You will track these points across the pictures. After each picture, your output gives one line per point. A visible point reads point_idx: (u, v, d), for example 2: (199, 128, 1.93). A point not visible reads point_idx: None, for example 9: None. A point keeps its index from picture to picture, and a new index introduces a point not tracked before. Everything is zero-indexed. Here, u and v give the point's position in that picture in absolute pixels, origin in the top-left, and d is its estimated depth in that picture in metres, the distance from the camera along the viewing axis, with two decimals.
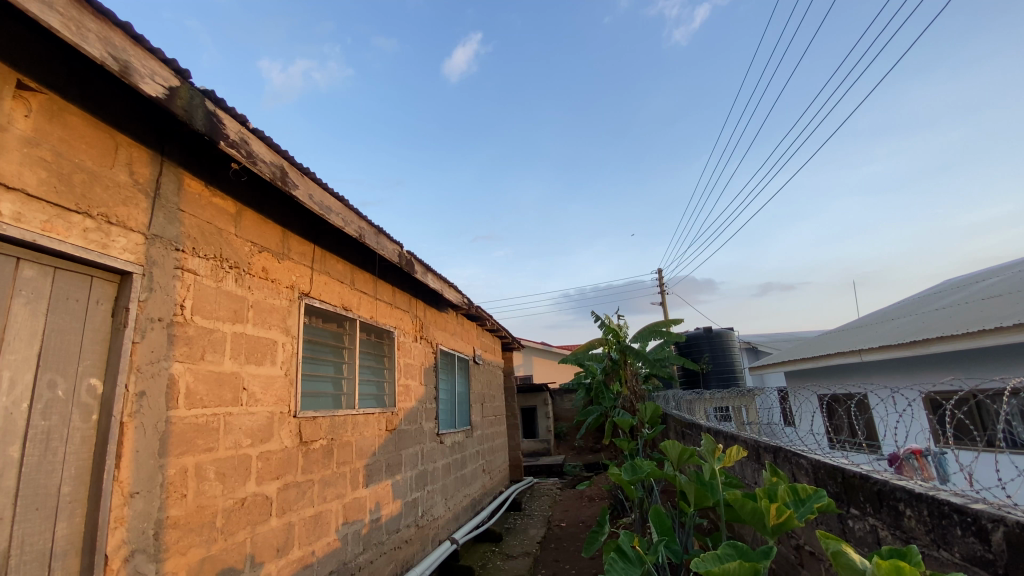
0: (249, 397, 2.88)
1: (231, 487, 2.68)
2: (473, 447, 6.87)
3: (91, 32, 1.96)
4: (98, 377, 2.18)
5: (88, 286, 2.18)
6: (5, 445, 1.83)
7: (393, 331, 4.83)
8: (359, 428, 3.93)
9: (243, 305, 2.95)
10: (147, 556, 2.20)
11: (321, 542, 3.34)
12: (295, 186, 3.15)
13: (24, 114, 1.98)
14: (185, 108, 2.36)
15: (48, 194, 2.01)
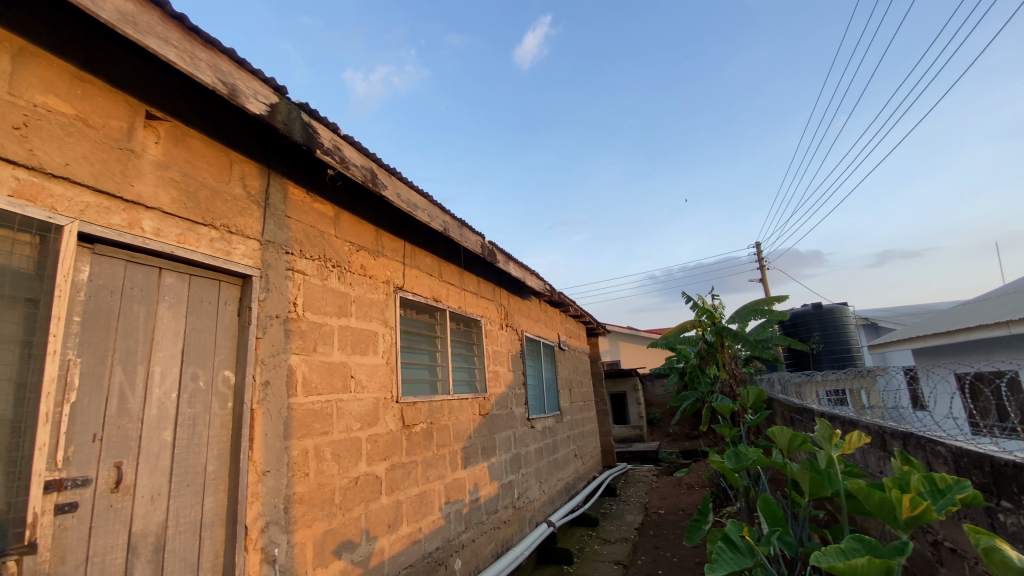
0: (357, 384, 3.11)
1: (346, 467, 2.92)
2: (564, 432, 6.90)
3: (202, 61, 2.19)
4: (231, 369, 2.46)
5: (217, 289, 2.46)
6: (160, 430, 2.13)
7: (481, 320, 4.96)
8: (455, 412, 4.10)
9: (346, 301, 3.18)
10: (279, 527, 2.47)
11: (427, 520, 3.55)
12: (384, 186, 3.33)
13: (155, 141, 2.26)
14: (285, 122, 2.57)
15: (179, 210, 2.29)
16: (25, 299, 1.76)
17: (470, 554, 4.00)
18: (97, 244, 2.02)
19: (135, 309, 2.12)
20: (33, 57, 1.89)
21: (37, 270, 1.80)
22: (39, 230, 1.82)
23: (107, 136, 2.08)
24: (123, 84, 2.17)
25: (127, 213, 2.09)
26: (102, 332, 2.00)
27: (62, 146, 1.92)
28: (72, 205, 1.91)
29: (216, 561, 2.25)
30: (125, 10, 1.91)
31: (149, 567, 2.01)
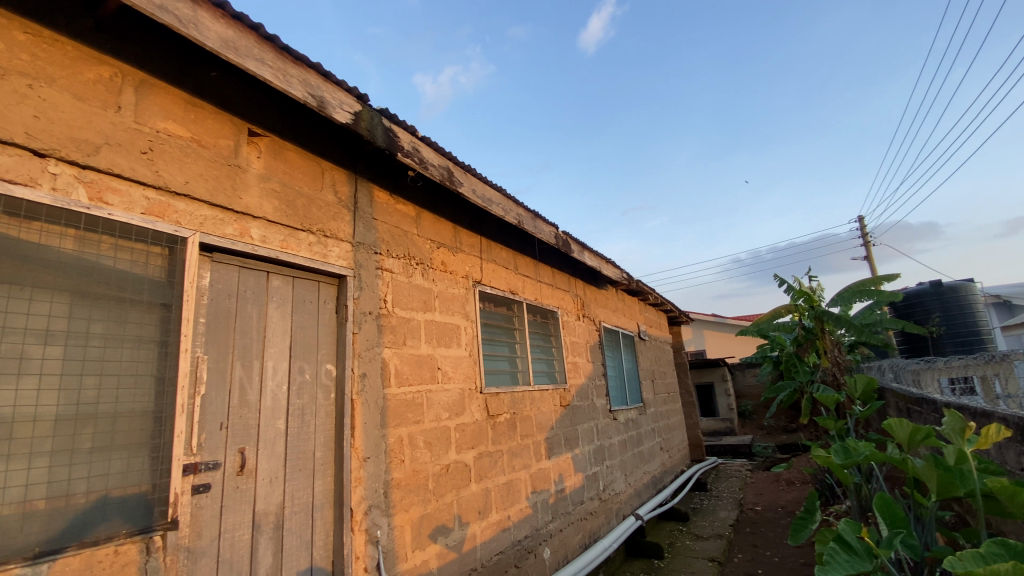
0: (444, 376, 3.23)
1: (437, 455, 3.04)
2: (649, 424, 6.72)
3: (293, 77, 2.36)
4: (332, 362, 2.65)
5: (317, 289, 2.66)
6: (274, 418, 2.34)
7: (557, 311, 4.95)
8: (536, 403, 4.13)
9: (430, 296, 3.30)
10: (381, 510, 2.62)
11: (515, 508, 3.62)
12: (461, 183, 3.41)
13: (257, 156, 2.47)
14: (368, 129, 2.71)
15: (281, 218, 2.49)
16: (160, 303, 1.99)
17: (558, 544, 4.02)
18: (215, 252, 2.24)
19: (249, 310, 2.34)
20: (153, 88, 2.12)
21: (168, 278, 2.03)
22: (168, 242, 2.05)
23: (217, 155, 2.30)
24: (227, 106, 2.39)
25: (237, 223, 2.30)
26: (223, 331, 2.23)
27: (182, 167, 2.15)
28: (193, 219, 2.14)
29: (327, 540, 2.45)
30: (227, 38, 2.10)
31: (271, 542, 2.23)
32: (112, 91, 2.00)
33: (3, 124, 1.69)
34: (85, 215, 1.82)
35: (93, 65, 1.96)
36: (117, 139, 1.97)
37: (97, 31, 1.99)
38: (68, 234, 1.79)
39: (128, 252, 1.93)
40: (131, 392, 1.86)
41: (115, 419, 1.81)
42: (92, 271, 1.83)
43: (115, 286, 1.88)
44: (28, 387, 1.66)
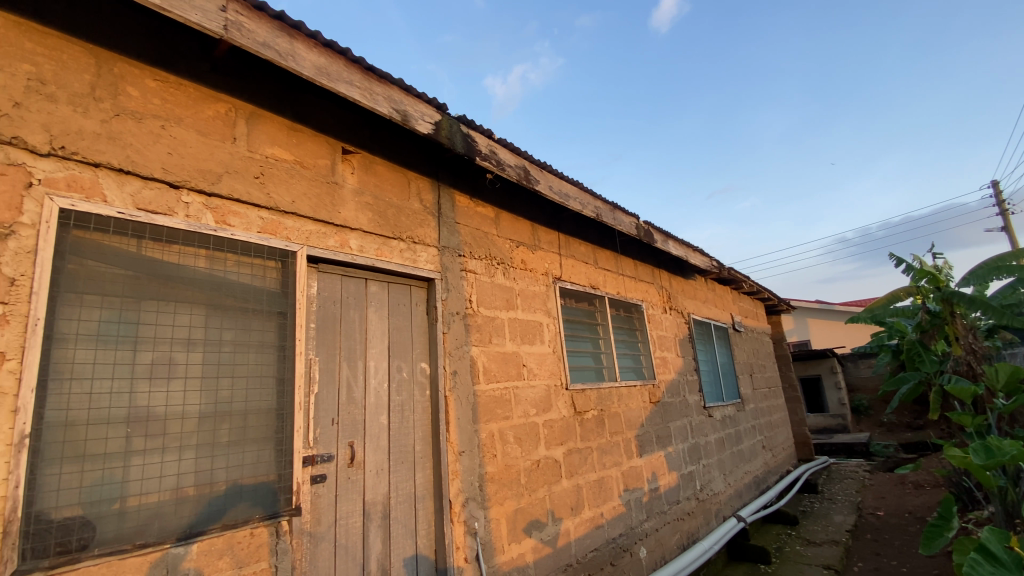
0: (529, 372, 3.27)
1: (528, 450, 3.09)
2: (748, 421, 6.33)
3: (379, 95, 2.51)
4: (425, 361, 2.79)
5: (409, 293, 2.81)
6: (378, 414, 2.51)
7: (642, 304, 4.81)
8: (624, 400, 4.06)
9: (513, 294, 3.36)
10: (477, 503, 2.72)
11: (608, 505, 3.58)
12: (538, 181, 3.43)
13: (351, 171, 2.66)
14: (448, 137, 2.83)
15: (374, 228, 2.67)
16: (277, 311, 2.21)
17: (655, 543, 3.92)
18: (320, 263, 2.45)
19: (352, 315, 2.53)
20: (261, 118, 2.36)
21: (282, 288, 2.25)
22: (281, 256, 2.27)
23: (318, 174, 2.51)
24: (323, 128, 2.59)
25: (337, 235, 2.50)
26: (331, 335, 2.43)
27: (288, 188, 2.36)
28: (301, 234, 2.35)
29: (429, 530, 2.58)
30: (321, 65, 2.28)
31: (380, 530, 2.39)
32: (228, 125, 2.24)
33: (145, 162, 1.95)
34: (213, 237, 2.07)
35: (211, 103, 2.21)
36: (234, 167, 2.21)
37: (212, 72, 2.24)
38: (201, 254, 2.04)
39: (248, 267, 2.16)
40: (258, 391, 2.09)
41: (246, 416, 2.04)
42: (221, 285, 2.07)
43: (240, 298, 2.11)
44: (177, 389, 1.91)
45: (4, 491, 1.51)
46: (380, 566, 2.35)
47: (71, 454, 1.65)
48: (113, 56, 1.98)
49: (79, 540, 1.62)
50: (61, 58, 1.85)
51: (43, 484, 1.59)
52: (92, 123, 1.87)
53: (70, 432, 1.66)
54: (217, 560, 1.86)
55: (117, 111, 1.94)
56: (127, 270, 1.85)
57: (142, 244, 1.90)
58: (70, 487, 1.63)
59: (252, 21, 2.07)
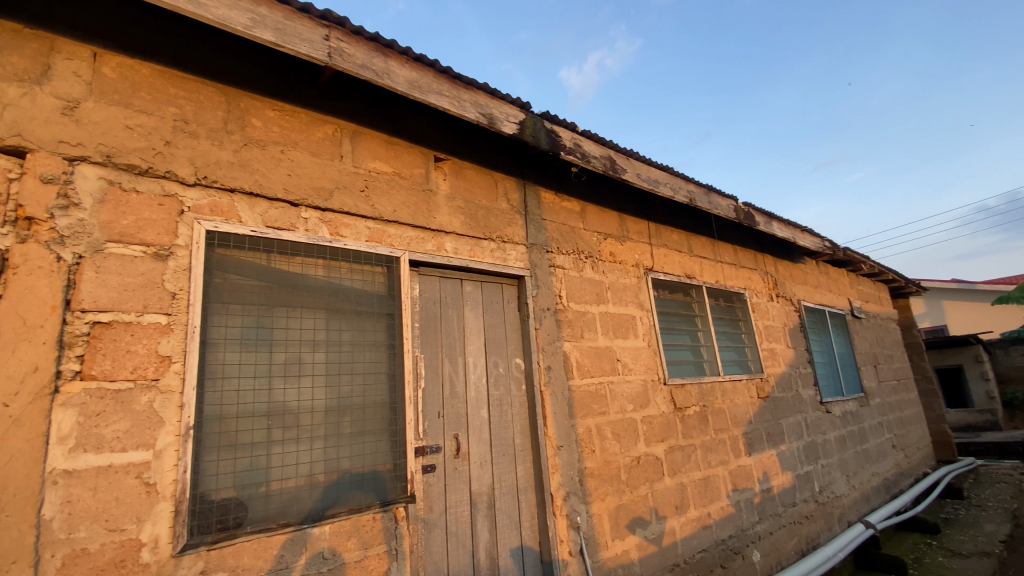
0: (624, 367, 3.22)
1: (627, 446, 3.04)
2: (872, 417, 5.70)
3: (466, 101, 2.60)
4: (520, 357, 2.84)
5: (501, 291, 2.88)
6: (479, 408, 2.61)
7: (744, 293, 4.51)
8: (729, 395, 3.84)
9: (603, 288, 3.31)
10: (578, 497, 2.73)
11: (716, 505, 3.42)
12: (625, 170, 3.35)
13: (443, 177, 2.78)
14: (533, 134, 2.86)
15: (466, 230, 2.77)
16: (386, 313, 2.38)
17: (769, 548, 3.68)
18: (420, 266, 2.59)
19: (450, 314, 2.64)
20: (363, 135, 2.54)
21: (389, 291, 2.42)
22: (386, 261, 2.43)
23: (414, 182, 2.65)
24: (416, 138, 2.73)
25: (434, 239, 2.63)
26: (433, 333, 2.56)
27: (389, 198, 2.52)
28: (402, 241, 2.51)
29: (532, 522, 2.63)
30: (413, 79, 2.41)
31: (487, 520, 2.49)
32: (335, 144, 2.44)
33: (270, 184, 2.19)
34: (328, 247, 2.27)
35: (320, 126, 2.42)
36: (343, 182, 2.40)
37: (319, 97, 2.45)
38: (319, 263, 2.25)
39: (359, 273, 2.35)
40: (373, 387, 2.27)
41: (364, 409, 2.23)
42: (338, 291, 2.27)
43: (354, 302, 2.30)
44: (306, 385, 2.13)
45: (175, 475, 1.78)
46: (489, 555, 2.45)
47: (225, 444, 1.90)
48: (239, 93, 2.23)
49: (235, 519, 1.86)
50: (199, 99, 2.12)
51: (205, 469, 1.84)
52: (227, 154, 2.13)
53: (223, 424, 1.91)
54: (346, 541, 2.04)
55: (245, 141, 2.19)
56: (262, 281, 2.09)
57: (272, 257, 2.14)
58: (226, 472, 1.88)
59: (351, 45, 2.23)
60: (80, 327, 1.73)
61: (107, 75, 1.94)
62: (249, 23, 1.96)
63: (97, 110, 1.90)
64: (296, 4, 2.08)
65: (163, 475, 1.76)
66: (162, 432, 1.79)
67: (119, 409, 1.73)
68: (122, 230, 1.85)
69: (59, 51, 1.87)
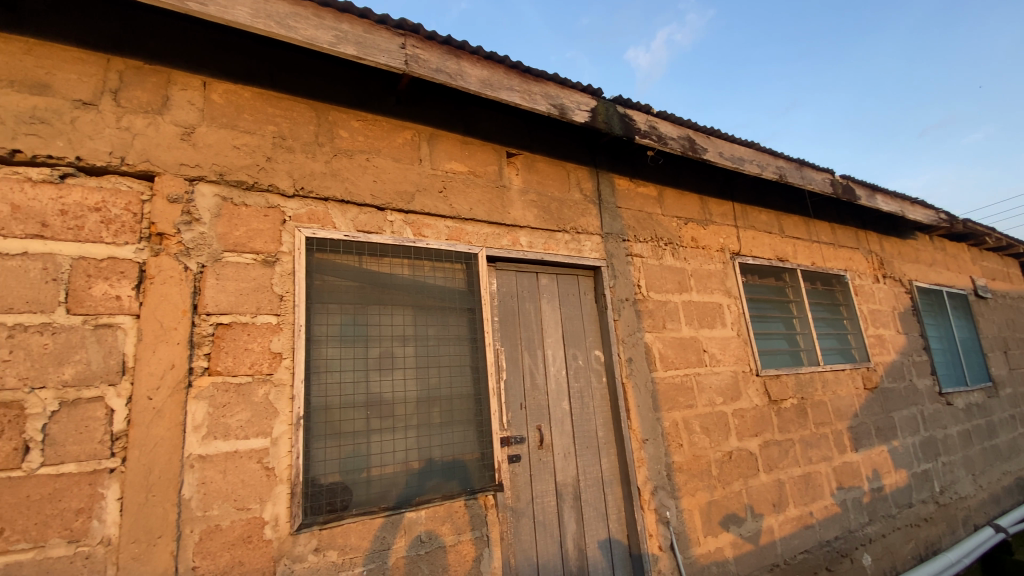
0: (712, 358, 3.08)
1: (717, 441, 2.92)
2: (1005, 410, 5.04)
3: (537, 94, 2.60)
4: (599, 349, 2.81)
5: (577, 282, 2.87)
6: (560, 400, 2.62)
7: (845, 275, 4.14)
8: (830, 386, 3.56)
9: (685, 276, 3.19)
10: (667, 492, 2.67)
11: (819, 504, 3.20)
12: (705, 149, 3.18)
13: (516, 172, 2.81)
14: (605, 121, 2.80)
15: (541, 224, 2.78)
16: (467, 308, 2.46)
17: (882, 551, 3.38)
18: (497, 261, 2.64)
19: (528, 307, 2.67)
20: (439, 137, 2.62)
21: (469, 286, 2.49)
22: (465, 258, 2.51)
23: (488, 179, 2.70)
24: (489, 136, 2.77)
25: (509, 235, 2.66)
26: (513, 327, 2.60)
27: (465, 196, 2.59)
28: (479, 237, 2.57)
29: (620, 515, 2.61)
30: (484, 77, 2.45)
31: (573, 511, 2.50)
32: (414, 148, 2.54)
33: (357, 191, 2.33)
34: (413, 247, 2.38)
35: (400, 131, 2.53)
36: (422, 184, 2.49)
37: (397, 103, 2.56)
38: (405, 263, 2.37)
39: (441, 270, 2.44)
40: (459, 378, 2.36)
41: (452, 400, 2.32)
42: (423, 288, 2.38)
43: (438, 298, 2.40)
44: (398, 377, 2.25)
45: (290, 460, 1.96)
46: (577, 546, 2.46)
47: (330, 432, 2.06)
48: (327, 106, 2.38)
49: (342, 501, 2.01)
50: (292, 116, 2.30)
51: (314, 456, 2.01)
52: (319, 165, 2.29)
53: (328, 414, 2.07)
54: (440, 525, 2.15)
55: (334, 152, 2.34)
56: (355, 282, 2.24)
57: (362, 259, 2.28)
58: (332, 458, 2.04)
59: (425, 51, 2.31)
60: (206, 329, 1.95)
61: (216, 102, 2.16)
62: (334, 40, 2.09)
63: (209, 133, 2.11)
64: (375, 17, 2.19)
65: (280, 460, 1.95)
66: (277, 421, 1.98)
67: (241, 401, 1.93)
68: (236, 241, 2.06)
69: (176, 83, 2.10)
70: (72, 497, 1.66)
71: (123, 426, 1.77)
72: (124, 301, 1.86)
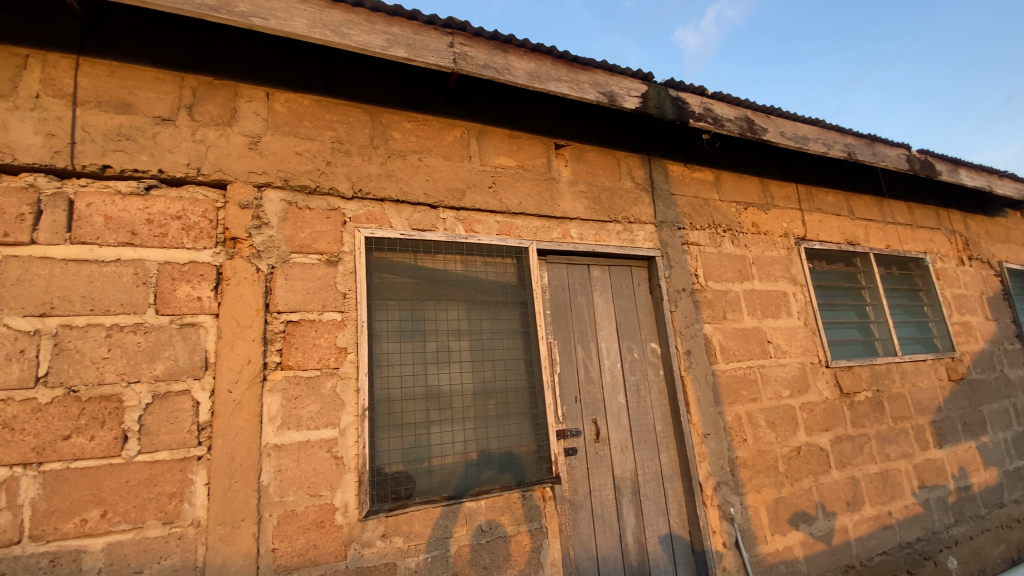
0: (777, 349, 2.94)
1: (785, 436, 2.79)
2: None
3: (586, 82, 2.56)
4: (655, 341, 2.76)
5: (631, 273, 2.82)
6: (616, 393, 2.59)
7: (925, 258, 3.83)
8: (910, 378, 3.32)
9: (746, 264, 3.06)
10: (731, 488, 2.58)
11: (898, 503, 3.00)
12: (765, 130, 3.03)
13: (565, 164, 2.79)
14: (657, 106, 2.72)
15: (592, 215, 2.74)
16: (519, 302, 2.47)
17: (971, 555, 3.13)
18: (548, 255, 2.64)
19: (580, 299, 2.66)
20: (487, 133, 2.64)
21: (521, 280, 2.50)
22: (516, 252, 2.52)
23: (537, 173, 2.69)
24: (537, 129, 2.77)
25: (560, 227, 2.65)
26: (565, 320, 2.59)
27: (515, 191, 2.60)
28: (529, 231, 2.58)
29: (681, 510, 2.56)
30: (532, 69, 2.44)
31: (633, 505, 2.48)
32: (464, 145, 2.58)
33: (411, 190, 2.39)
34: (465, 243, 2.42)
35: (449, 130, 2.57)
36: (472, 181, 2.53)
37: (446, 102, 2.60)
38: (458, 259, 2.41)
39: (492, 265, 2.47)
40: (513, 371, 2.39)
41: (507, 392, 2.35)
42: (476, 283, 2.41)
43: (490, 292, 2.43)
44: (455, 370, 2.30)
45: (357, 449, 2.05)
46: (637, 540, 2.43)
47: (393, 423, 2.14)
48: (380, 109, 2.46)
49: (406, 490, 2.08)
50: (349, 120, 2.38)
51: (379, 446, 2.09)
52: (375, 166, 2.36)
53: (391, 406, 2.15)
54: (500, 515, 2.19)
55: (388, 153, 2.41)
56: (411, 279, 2.30)
57: (417, 256, 2.34)
58: (395, 448, 2.12)
59: (473, 47, 2.33)
60: (278, 326, 2.07)
61: (278, 111, 2.27)
62: (385, 44, 2.15)
63: (274, 142, 2.23)
64: (423, 18, 2.23)
65: (347, 449, 2.05)
66: (344, 413, 2.07)
67: (311, 394, 2.04)
68: (301, 242, 2.17)
69: (242, 96, 2.23)
70: (165, 482, 1.82)
71: (207, 417, 1.92)
72: (205, 301, 2.00)
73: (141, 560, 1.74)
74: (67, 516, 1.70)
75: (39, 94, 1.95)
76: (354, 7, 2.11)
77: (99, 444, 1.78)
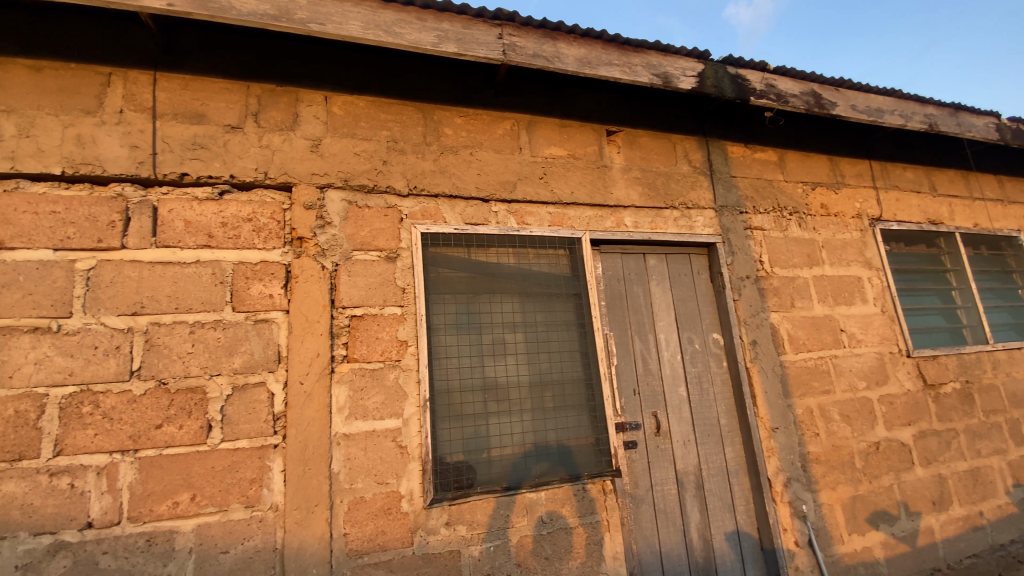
0: (851, 339, 2.77)
1: (861, 430, 2.63)
2: None
3: (638, 65, 2.48)
4: (717, 332, 2.66)
5: (689, 261, 2.72)
6: (676, 386, 2.53)
7: (1020, 236, 3.48)
8: (1005, 368, 3.04)
9: (815, 248, 2.89)
10: (802, 484, 2.47)
11: (991, 504, 2.76)
12: (834, 104, 2.84)
13: (618, 151, 2.72)
14: (715, 85, 2.60)
15: (647, 202, 2.67)
16: (574, 293, 2.45)
17: None
18: (602, 245, 2.59)
19: (636, 289, 2.60)
20: (538, 124, 2.62)
21: (574, 272, 2.48)
22: (569, 243, 2.50)
23: (590, 161, 2.65)
24: (589, 116, 2.71)
25: (614, 216, 2.60)
26: (622, 311, 2.55)
27: (567, 181, 2.57)
28: (583, 221, 2.54)
29: (748, 506, 2.47)
30: (582, 56, 2.39)
31: (696, 500, 2.42)
32: (515, 137, 2.57)
33: (465, 185, 2.41)
34: (519, 236, 2.42)
35: (500, 122, 2.57)
36: (525, 172, 2.52)
37: (497, 95, 2.59)
38: (511, 252, 2.42)
39: (545, 257, 2.46)
40: (569, 363, 2.38)
41: (564, 385, 2.35)
42: (530, 275, 2.41)
43: (544, 284, 2.42)
44: (511, 362, 2.32)
45: (420, 439, 2.11)
46: (702, 536, 2.38)
47: (453, 415, 2.18)
48: (432, 106, 2.49)
49: (467, 480, 2.13)
50: (403, 119, 2.43)
51: (441, 436, 2.14)
52: (429, 163, 2.40)
53: (450, 397, 2.20)
54: (560, 507, 2.19)
55: (441, 149, 2.44)
56: (466, 273, 2.33)
57: (471, 250, 2.37)
58: (455, 439, 2.16)
59: (522, 37, 2.31)
60: (343, 321, 2.15)
61: (337, 113, 2.35)
62: (437, 40, 2.16)
63: (334, 143, 2.31)
64: (473, 11, 2.23)
65: (411, 439, 2.11)
66: (406, 404, 2.13)
67: (375, 385, 2.12)
68: (362, 240, 2.24)
69: (303, 101, 2.32)
70: (246, 469, 1.94)
71: (281, 407, 2.03)
72: (276, 299, 2.11)
73: (226, 540, 1.87)
74: (161, 498, 1.85)
75: (123, 109, 2.10)
76: (405, 6, 2.14)
77: (187, 433, 1.92)
